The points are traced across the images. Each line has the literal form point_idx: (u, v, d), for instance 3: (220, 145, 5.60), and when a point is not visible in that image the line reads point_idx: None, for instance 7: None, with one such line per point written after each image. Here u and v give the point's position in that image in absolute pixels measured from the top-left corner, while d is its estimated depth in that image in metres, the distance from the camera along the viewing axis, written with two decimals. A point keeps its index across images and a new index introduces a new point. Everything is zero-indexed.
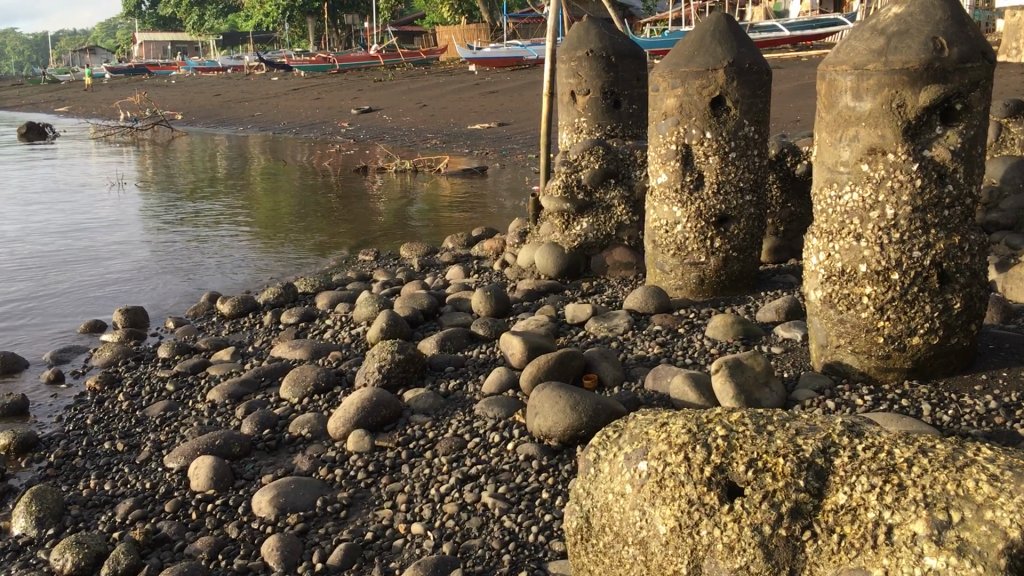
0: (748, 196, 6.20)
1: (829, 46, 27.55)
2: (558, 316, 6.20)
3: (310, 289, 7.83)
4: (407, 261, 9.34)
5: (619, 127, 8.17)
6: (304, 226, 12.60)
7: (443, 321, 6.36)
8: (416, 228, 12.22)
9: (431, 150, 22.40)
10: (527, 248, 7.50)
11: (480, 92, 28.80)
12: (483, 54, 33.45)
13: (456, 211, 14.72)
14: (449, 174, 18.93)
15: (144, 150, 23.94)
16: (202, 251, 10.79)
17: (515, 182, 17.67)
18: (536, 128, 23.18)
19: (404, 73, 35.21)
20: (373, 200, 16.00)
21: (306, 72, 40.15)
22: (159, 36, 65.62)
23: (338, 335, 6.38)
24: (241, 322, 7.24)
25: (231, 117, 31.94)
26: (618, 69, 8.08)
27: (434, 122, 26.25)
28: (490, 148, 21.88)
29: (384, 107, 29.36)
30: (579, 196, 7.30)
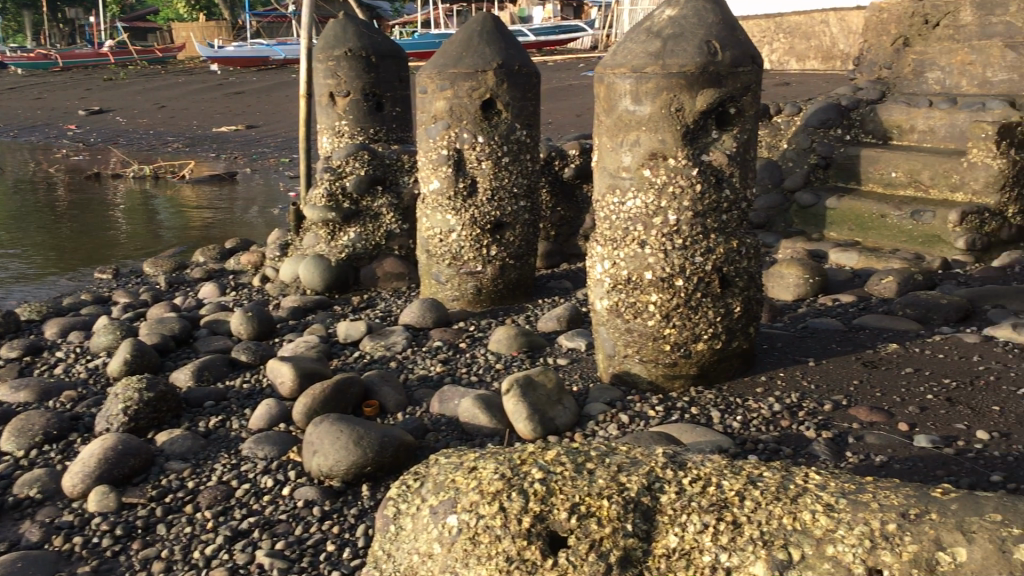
0: (522, 202, 6.04)
1: (574, 50, 28.59)
2: (329, 336, 5.74)
3: (37, 317, 6.85)
4: (153, 278, 8.46)
5: (383, 131, 7.80)
6: (28, 241, 11.22)
7: (199, 347, 5.71)
8: (161, 242, 11.22)
9: (174, 155, 20.92)
10: (290, 262, 6.94)
11: (226, 93, 27.35)
12: (227, 53, 31.83)
13: (205, 221, 13.71)
14: (195, 180, 17.70)
15: None
16: None
17: (268, 188, 16.80)
18: (288, 131, 22.28)
19: (140, 73, 32.83)
20: (109, 210, 14.59)
21: (24, 70, 36.47)
22: None
23: (72, 370, 5.56)
24: None
25: None
26: (379, 70, 7.69)
27: (175, 125, 24.59)
28: (239, 152, 20.75)
29: (118, 109, 27.16)
30: (345, 204, 6.86)
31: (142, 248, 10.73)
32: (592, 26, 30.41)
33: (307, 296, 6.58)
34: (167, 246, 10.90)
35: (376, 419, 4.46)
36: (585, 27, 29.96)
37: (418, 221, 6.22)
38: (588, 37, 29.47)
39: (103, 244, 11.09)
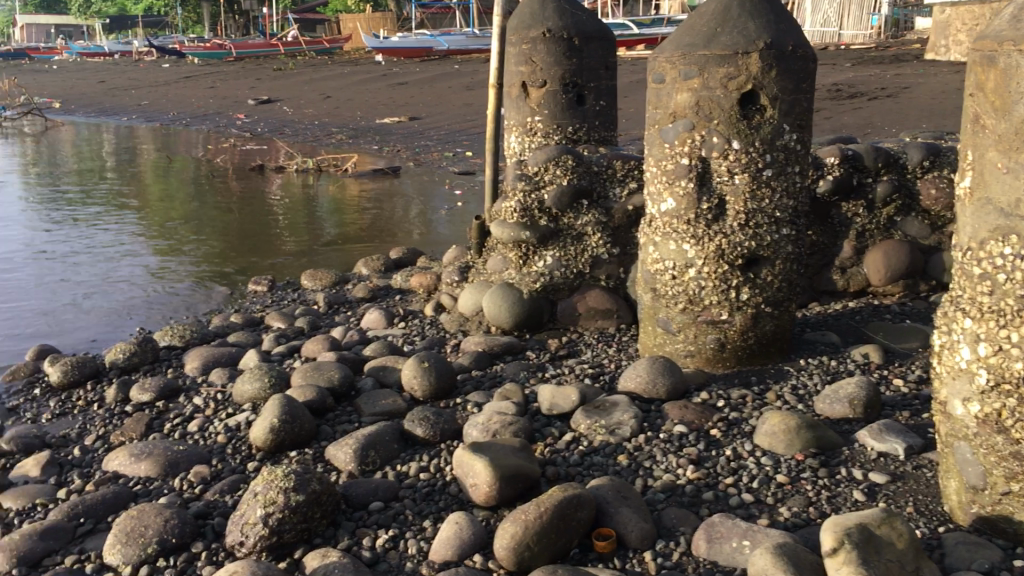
0: (786, 229, 4.45)
1: None
2: (528, 400, 4.31)
3: (178, 343, 5.75)
4: (312, 294, 7.33)
5: (584, 129, 6.37)
6: (197, 245, 10.57)
7: (362, 408, 4.39)
8: (317, 250, 10.27)
9: (336, 149, 20.47)
10: (470, 290, 5.61)
11: (389, 83, 26.85)
12: (391, 44, 31.41)
13: (363, 221, 12.80)
14: (357, 175, 16.94)
15: (16, 147, 21.35)
16: (64, 278, 8.63)
17: (432, 184, 15.83)
18: (451, 123, 21.44)
19: (307, 63, 33.07)
20: (271, 210, 13.95)
21: (201, 60, 38.07)
22: (43, 18, 59.74)
23: (202, 427, 4.34)
24: (75, 395, 5.03)
25: (116, 110, 29.58)
26: (583, 55, 6.29)
27: (339, 115, 24.31)
28: (401, 144, 20.08)
29: (285, 99, 27.31)
30: (542, 221, 5.47)
31: (297, 257, 9.82)
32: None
33: (495, 338, 5.22)
34: (323, 254, 9.96)
35: (613, 559, 3.00)
36: None
37: (643, 248, 4.74)
38: None
39: (257, 251, 10.23)
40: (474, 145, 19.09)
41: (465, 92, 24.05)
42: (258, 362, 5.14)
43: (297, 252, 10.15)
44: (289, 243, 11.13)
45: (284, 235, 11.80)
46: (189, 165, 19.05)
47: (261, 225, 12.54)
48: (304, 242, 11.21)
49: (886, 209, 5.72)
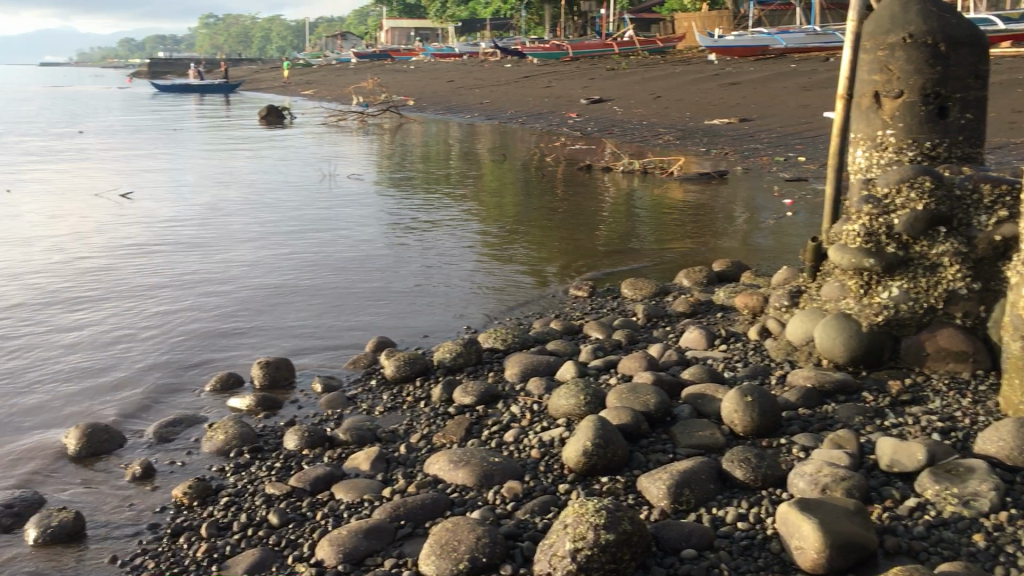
0: None
1: None
2: (863, 451, 3.89)
3: (500, 346, 5.88)
4: (631, 303, 7.24)
5: (945, 144, 5.69)
6: (525, 243, 10.93)
7: (678, 437, 4.19)
8: (636, 256, 10.22)
9: (663, 150, 20.37)
10: (802, 317, 5.23)
11: (721, 83, 26.29)
12: (726, 43, 30.72)
13: (683, 226, 12.56)
14: (682, 178, 16.71)
15: (373, 142, 23.51)
16: (407, 267, 9.24)
17: (760, 190, 15.25)
18: (784, 126, 20.54)
19: (640, 63, 33.31)
20: (594, 211, 14.12)
21: (539, 59, 39.65)
22: (403, 22, 65.40)
23: (517, 438, 4.37)
24: (404, 389, 5.30)
25: (460, 108, 31.65)
26: (950, 62, 5.64)
27: (668, 115, 24.21)
28: (729, 147, 19.56)
29: (616, 98, 27.67)
30: (890, 249, 4.95)
31: (616, 262, 9.82)
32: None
33: (827, 372, 4.81)
34: (642, 261, 9.88)
35: None
36: None
37: (1016, 289, 4.12)
38: None
39: (578, 252, 10.38)
40: (808, 150, 18.12)
41: (801, 93, 22.93)
42: (575, 375, 5.11)
43: (617, 256, 10.15)
44: (608, 245, 11.17)
45: (605, 236, 11.87)
46: (522, 162, 19.84)
47: (582, 225, 12.72)
48: (623, 245, 11.20)
49: None
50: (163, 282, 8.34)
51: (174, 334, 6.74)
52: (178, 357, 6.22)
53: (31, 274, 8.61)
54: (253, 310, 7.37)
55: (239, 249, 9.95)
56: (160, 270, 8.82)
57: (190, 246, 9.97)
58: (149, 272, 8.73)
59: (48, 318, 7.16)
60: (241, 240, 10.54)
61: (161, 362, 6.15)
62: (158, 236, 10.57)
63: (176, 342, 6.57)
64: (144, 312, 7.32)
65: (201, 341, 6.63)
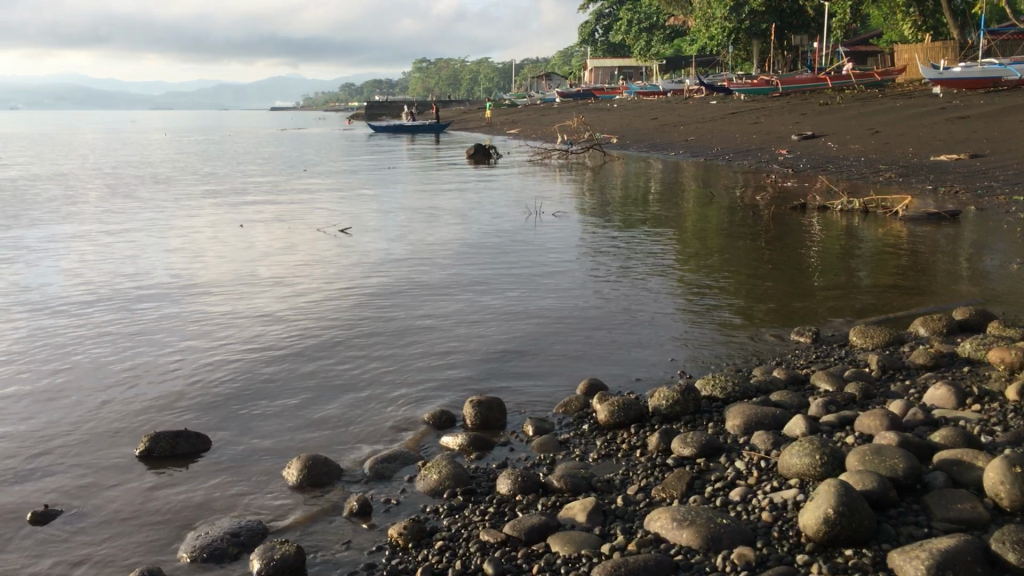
0: None
1: None
2: None
3: (718, 394, 5.55)
4: (860, 353, 6.70)
5: None
6: (737, 284, 10.52)
7: (933, 508, 3.72)
8: (855, 302, 9.55)
9: (883, 188, 19.21)
10: None
11: (948, 117, 24.59)
12: (953, 75, 28.71)
13: (906, 269, 11.67)
14: (907, 218, 15.62)
15: (578, 181, 23.61)
16: (614, 306, 9.05)
17: (997, 231, 14.00)
18: (1022, 162, 18.88)
19: (855, 97, 31.81)
20: (808, 251, 13.42)
21: (747, 96, 38.72)
22: (607, 61, 65.90)
23: (745, 497, 4.03)
24: (619, 436, 5.07)
25: (665, 146, 31.32)
26: None
27: (888, 151, 22.87)
28: (959, 185, 18.18)
29: (830, 134, 26.49)
30: None
31: (832, 308, 9.21)
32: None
33: None
34: (861, 308, 9.21)
35: None
36: None
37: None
38: None
39: (789, 296, 9.84)
40: None
41: None
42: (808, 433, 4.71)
43: (833, 302, 9.53)
44: (823, 288, 10.53)
45: (818, 278, 11.22)
46: (730, 201, 19.27)
47: (793, 266, 12.10)
48: (839, 288, 10.53)
49: None
50: (379, 314, 8.57)
51: (389, 365, 6.85)
52: (393, 387, 6.30)
53: (260, 304, 9.09)
54: (465, 344, 7.40)
55: (449, 285, 10.10)
56: (376, 302, 9.08)
57: (403, 281, 10.22)
58: (365, 305, 8.99)
59: (274, 346, 7.49)
60: (451, 275, 10.71)
61: (376, 391, 6.26)
62: (374, 270, 10.95)
63: (389, 374, 6.65)
64: (362, 342, 7.51)
65: (413, 372, 6.70)
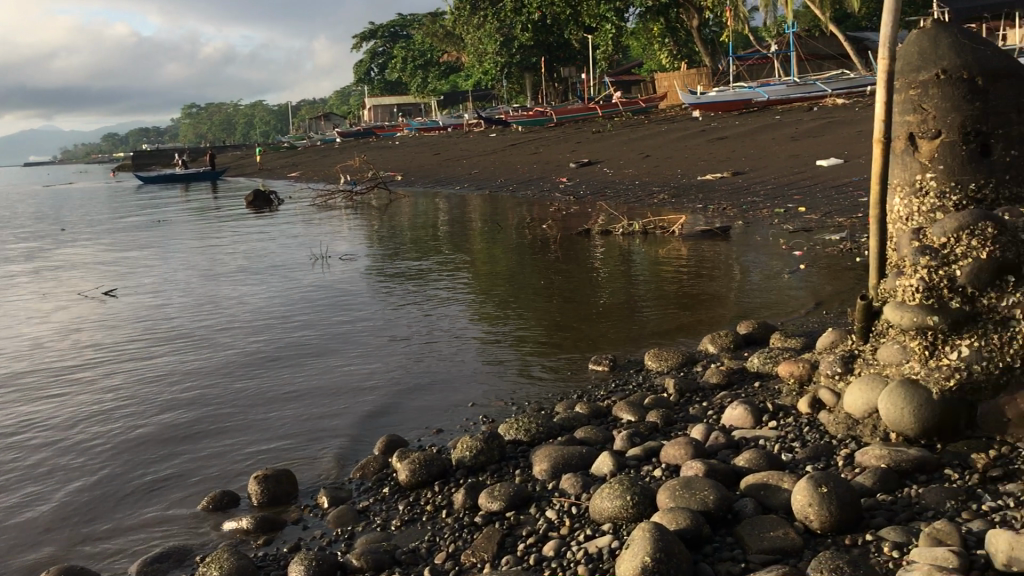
0: None
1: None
2: (970, 546, 3.32)
3: (522, 438, 5.33)
4: (656, 377, 6.71)
5: (993, 183, 5.29)
6: (528, 312, 10.54)
7: (746, 539, 3.62)
8: (644, 321, 9.72)
9: (659, 209, 20.04)
10: (859, 383, 4.67)
11: (709, 138, 26.15)
12: (709, 99, 30.79)
13: (687, 286, 12.09)
14: (684, 237, 16.31)
15: (365, 221, 23.17)
16: (409, 350, 8.72)
17: (765, 243, 14.85)
18: (779, 176, 20.27)
19: (625, 124, 33.33)
20: (596, 275, 13.68)
21: (524, 127, 39.71)
22: (385, 99, 65.85)
23: (558, 551, 3.80)
24: (422, 497, 4.72)
25: (449, 180, 31.43)
26: (990, 95, 5.22)
27: (660, 173, 24.00)
28: (726, 202, 19.27)
29: (605, 160, 27.53)
30: (954, 303, 4.48)
31: (626, 329, 9.33)
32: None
33: (900, 447, 4.25)
34: (652, 326, 9.38)
35: None
36: None
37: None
38: None
39: (583, 320, 9.89)
40: (807, 199, 17.84)
41: (792, 143, 22.77)
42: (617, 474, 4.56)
43: (625, 323, 9.65)
44: (613, 309, 10.69)
45: (608, 300, 11.39)
46: (517, 231, 19.46)
47: (583, 290, 12.24)
48: (629, 308, 10.72)
49: None
50: (154, 387, 7.79)
51: (164, 443, 6.16)
52: (168, 470, 5.63)
53: (8, 394, 8.03)
54: (249, 410, 6.80)
55: (232, 346, 9.41)
56: (151, 374, 8.27)
57: (181, 347, 9.42)
58: (137, 378, 8.17)
59: (26, 441, 6.57)
60: (234, 334, 10.01)
61: (150, 478, 5.58)
62: (148, 339, 10.03)
63: (166, 455, 5.98)
64: (134, 420, 6.75)
65: (195, 450, 6.06)
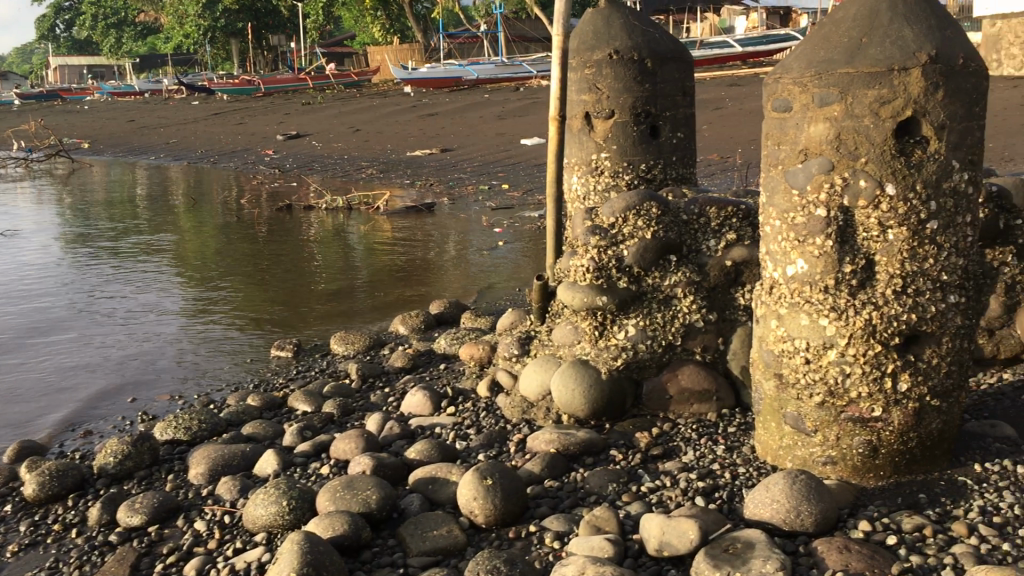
0: (953, 296, 3.39)
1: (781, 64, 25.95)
2: (626, 530, 3.30)
3: (181, 438, 4.80)
4: (341, 363, 6.40)
5: (659, 165, 5.44)
6: (225, 301, 10.01)
7: (407, 542, 3.39)
8: (350, 315, 9.48)
9: (366, 185, 19.70)
10: (534, 365, 4.62)
11: (419, 114, 26.14)
12: (420, 74, 30.84)
13: (395, 268, 11.92)
14: (389, 213, 16.05)
15: (40, 193, 20.81)
16: (71, 339, 7.77)
17: (467, 219, 14.99)
18: (484, 153, 20.64)
19: (335, 96, 32.57)
20: (301, 255, 13.15)
21: (229, 95, 37.67)
22: (73, 59, 59.98)
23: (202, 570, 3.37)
24: (51, 515, 4.07)
25: (144, 149, 29.09)
26: (657, 79, 5.38)
27: (368, 148, 23.65)
28: (433, 179, 19.31)
29: (314, 133, 26.71)
30: (621, 283, 4.44)
31: (329, 326, 9.06)
32: (802, 35, 29.31)
33: (569, 429, 4.23)
34: (355, 320, 9.16)
35: None
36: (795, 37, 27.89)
37: (764, 327, 3.65)
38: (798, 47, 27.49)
39: (285, 316, 9.50)
40: (510, 177, 18.25)
41: (497, 121, 23.28)
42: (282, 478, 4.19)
43: (329, 317, 9.37)
44: (320, 298, 10.36)
45: (316, 286, 11.04)
46: (216, 206, 18.30)
47: (292, 274, 11.77)
48: (336, 296, 10.42)
49: None
50: None
51: None
52: None
53: None
54: None
55: None
56: None
57: None
58: None
59: None
60: None
61: None
62: None
63: None
64: None
65: None
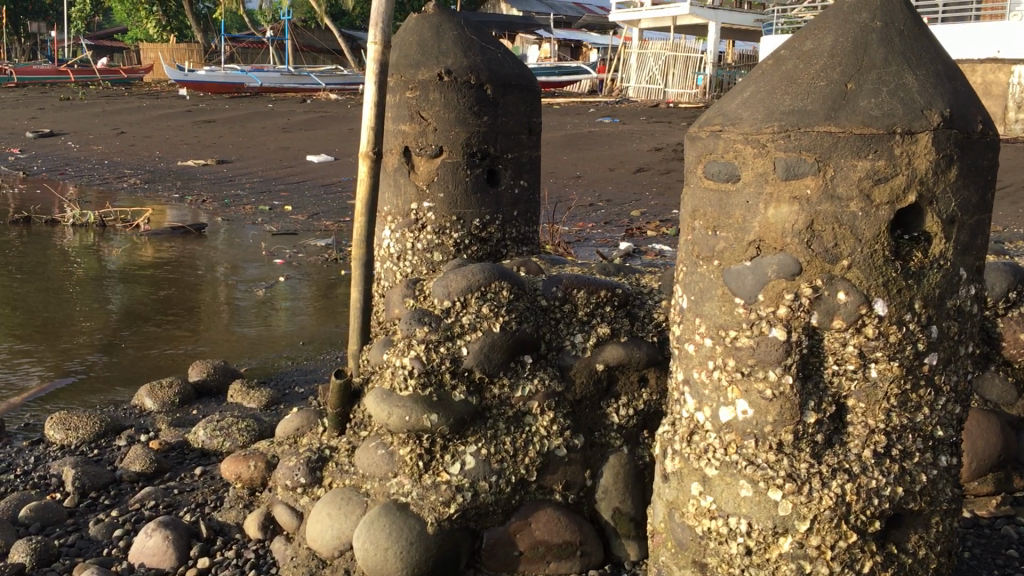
0: (944, 458, 2.37)
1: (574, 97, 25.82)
2: None
3: None
4: (55, 459, 4.71)
5: (497, 221, 4.25)
6: None
7: None
8: (101, 358, 7.79)
9: (128, 197, 17.32)
10: (326, 500, 3.27)
11: (194, 120, 23.75)
12: (196, 77, 28.25)
13: (159, 298, 10.16)
14: (151, 232, 13.96)
15: None
16: None
17: (245, 245, 13.23)
18: (266, 168, 18.78)
19: (98, 94, 29.27)
20: (48, 278, 11.06)
21: None
22: None
23: None
24: None
25: None
26: (498, 110, 4.18)
27: (134, 154, 21.08)
28: (207, 194, 17.25)
29: (71, 132, 23.65)
30: (458, 394, 3.18)
31: (65, 378, 7.22)
32: (593, 70, 29.47)
33: None
34: (116, 365, 7.57)
35: None
36: (586, 70, 27.95)
37: (678, 488, 2.50)
38: (588, 80, 27.52)
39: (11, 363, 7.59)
40: (294, 197, 16.53)
41: (281, 133, 21.43)
42: None
43: (76, 362, 7.65)
44: (58, 335, 8.47)
45: (58, 319, 9.06)
46: None
47: (31, 304, 9.69)
48: (82, 334, 8.54)
49: (996, 380, 3.78)
50: None
51: None
52: None
53: None
54: None
55: None
56: None
57: None
58: None
59: None
60: None
61: None
62: None
63: None
64: None
65: None
